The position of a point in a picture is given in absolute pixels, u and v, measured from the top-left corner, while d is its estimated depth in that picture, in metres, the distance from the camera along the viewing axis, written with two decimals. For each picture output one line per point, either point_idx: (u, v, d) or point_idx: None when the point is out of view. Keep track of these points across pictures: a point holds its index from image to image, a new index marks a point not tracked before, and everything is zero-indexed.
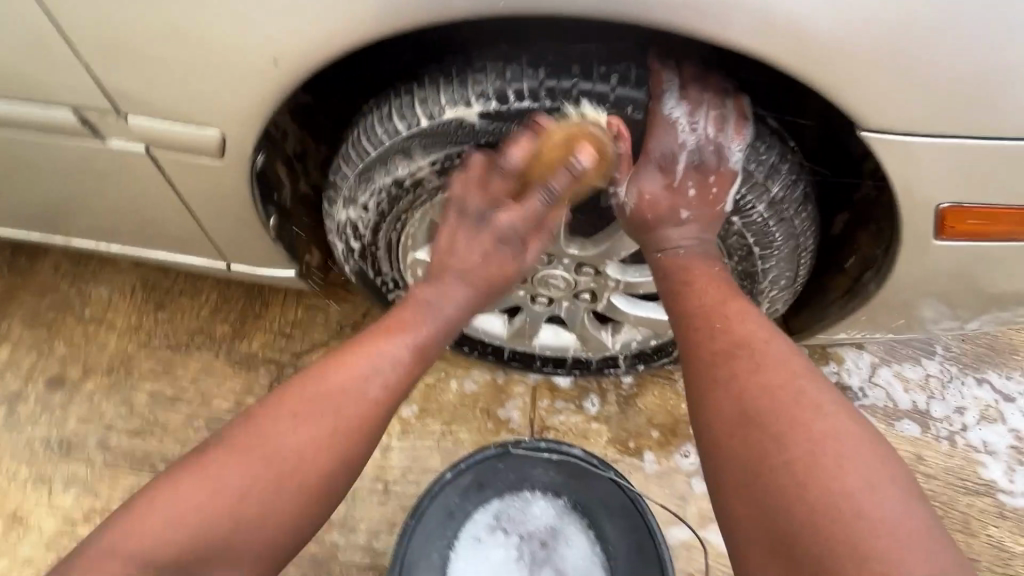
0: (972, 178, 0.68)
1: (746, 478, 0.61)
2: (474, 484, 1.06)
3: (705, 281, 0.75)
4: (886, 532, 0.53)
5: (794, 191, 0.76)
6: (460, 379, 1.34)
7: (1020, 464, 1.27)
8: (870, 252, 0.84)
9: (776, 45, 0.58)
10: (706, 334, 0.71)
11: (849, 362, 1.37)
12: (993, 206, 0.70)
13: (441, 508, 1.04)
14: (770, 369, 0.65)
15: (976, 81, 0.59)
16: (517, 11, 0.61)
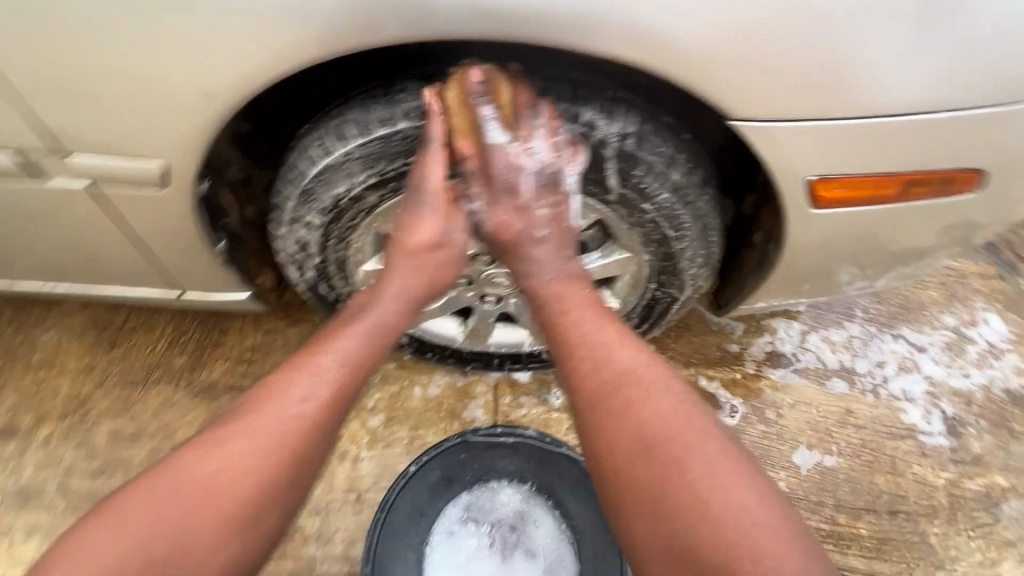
0: (835, 155, 0.79)
1: (637, 492, 0.70)
2: (441, 481, 1.12)
3: (579, 315, 0.82)
4: (740, 511, 0.65)
5: (692, 177, 0.86)
6: (424, 385, 1.39)
7: (936, 408, 1.40)
8: (771, 226, 0.95)
9: (649, 53, 0.68)
10: (594, 371, 0.77)
11: (782, 332, 1.49)
12: (854, 175, 0.82)
13: (409, 505, 1.09)
14: (635, 388, 0.75)
15: (822, 71, 0.69)
16: (423, 37, 0.68)
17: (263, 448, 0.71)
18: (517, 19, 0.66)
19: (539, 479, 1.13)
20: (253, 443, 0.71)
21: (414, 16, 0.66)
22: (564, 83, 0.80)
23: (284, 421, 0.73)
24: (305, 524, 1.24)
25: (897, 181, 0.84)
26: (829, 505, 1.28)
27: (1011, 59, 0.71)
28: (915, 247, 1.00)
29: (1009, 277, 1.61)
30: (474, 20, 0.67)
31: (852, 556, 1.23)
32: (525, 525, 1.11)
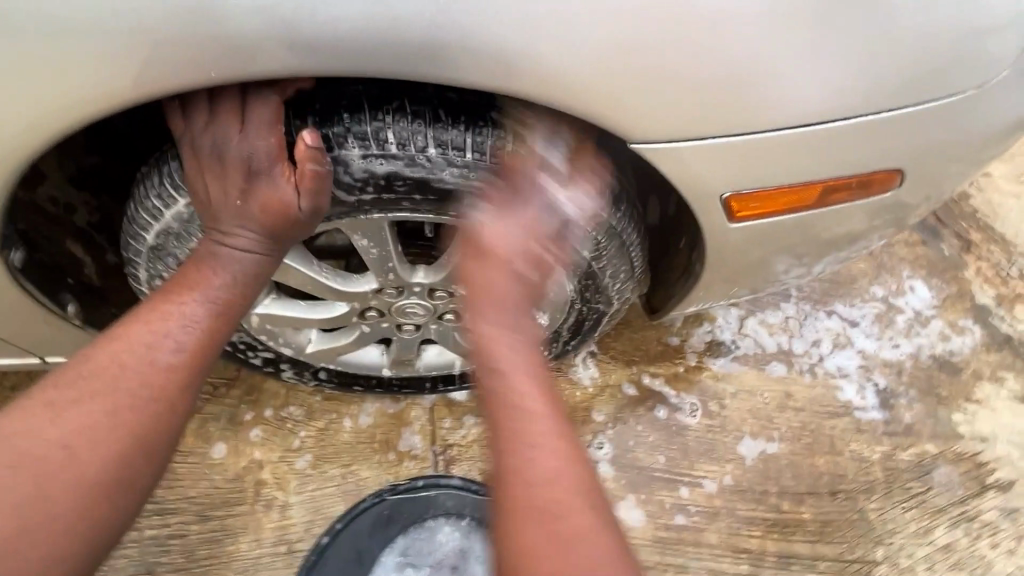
0: (748, 168, 0.73)
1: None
2: (377, 525, 1.17)
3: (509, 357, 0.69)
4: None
5: (600, 195, 0.79)
6: (354, 416, 1.29)
7: (869, 381, 1.43)
8: (693, 233, 0.89)
9: (514, 78, 0.61)
10: (515, 483, 0.62)
11: (720, 319, 1.47)
12: (769, 189, 0.77)
13: (345, 552, 1.15)
14: (550, 472, 0.62)
15: (716, 85, 0.64)
16: (238, 74, 0.61)
17: (87, 420, 0.61)
18: (347, 51, 0.59)
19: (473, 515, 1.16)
20: (73, 413, 0.61)
21: (222, 49, 0.58)
22: (437, 105, 0.72)
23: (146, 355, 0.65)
24: None
25: (815, 190, 0.80)
26: (773, 494, 1.28)
27: (900, 60, 0.68)
28: (838, 239, 0.97)
29: (932, 243, 1.65)
30: (297, 54, 0.59)
31: (798, 542, 1.23)
32: (464, 561, 1.13)
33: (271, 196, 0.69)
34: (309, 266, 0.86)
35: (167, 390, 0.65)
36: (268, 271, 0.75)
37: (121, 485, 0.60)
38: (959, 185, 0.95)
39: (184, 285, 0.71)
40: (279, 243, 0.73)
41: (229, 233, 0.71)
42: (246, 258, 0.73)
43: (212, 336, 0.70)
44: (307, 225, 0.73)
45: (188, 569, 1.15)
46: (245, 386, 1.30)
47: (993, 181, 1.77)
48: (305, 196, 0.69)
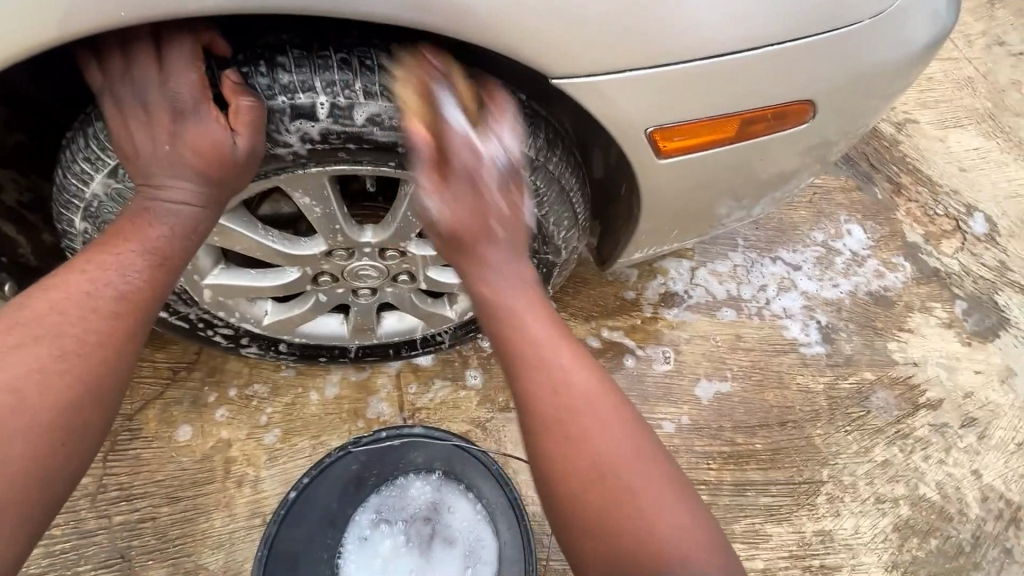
0: (664, 102, 0.78)
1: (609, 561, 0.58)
2: (349, 485, 1.10)
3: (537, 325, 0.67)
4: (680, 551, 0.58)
5: (534, 139, 0.81)
6: (320, 388, 1.30)
7: (812, 319, 1.52)
8: (628, 177, 0.94)
9: (434, 16, 0.65)
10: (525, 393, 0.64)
11: (673, 272, 1.54)
12: (692, 122, 0.82)
13: (314, 517, 1.07)
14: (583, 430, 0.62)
15: (621, 19, 0.70)
16: (150, 16, 0.61)
17: (33, 367, 0.58)
18: None
19: (447, 465, 1.12)
20: (16, 359, 0.58)
21: None
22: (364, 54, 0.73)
23: (85, 298, 0.63)
24: (208, 561, 1.14)
25: (736, 122, 0.85)
26: (728, 429, 1.35)
27: None
28: (770, 177, 1.03)
29: (866, 187, 1.74)
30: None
31: (752, 470, 1.31)
32: (440, 513, 1.09)
33: (205, 139, 0.67)
34: (254, 230, 0.86)
35: (117, 337, 0.64)
36: (209, 221, 0.73)
37: (73, 433, 0.58)
38: (875, 120, 1.02)
39: (122, 234, 0.68)
40: (221, 192, 0.71)
41: (164, 183, 0.69)
42: (185, 208, 0.70)
43: (155, 286, 0.68)
44: (250, 173, 0.72)
45: (162, 550, 1.15)
46: (206, 368, 1.30)
47: (920, 127, 1.88)
48: (243, 139, 0.68)
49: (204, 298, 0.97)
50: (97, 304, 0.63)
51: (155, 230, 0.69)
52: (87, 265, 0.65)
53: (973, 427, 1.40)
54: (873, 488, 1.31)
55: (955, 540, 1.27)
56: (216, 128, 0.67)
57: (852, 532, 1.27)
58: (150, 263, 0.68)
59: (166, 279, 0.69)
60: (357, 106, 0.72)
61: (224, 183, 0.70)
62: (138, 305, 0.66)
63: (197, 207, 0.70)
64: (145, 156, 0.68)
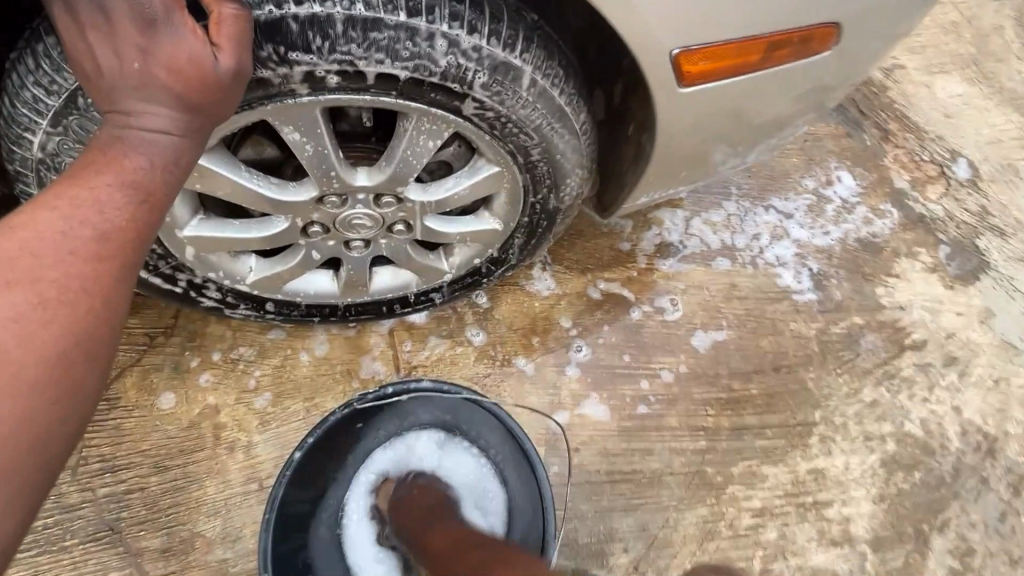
0: (691, 19, 0.74)
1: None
2: (353, 445, 1.18)
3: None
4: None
5: (546, 65, 0.75)
6: (309, 348, 1.25)
7: (804, 267, 1.52)
8: (642, 113, 0.89)
9: None
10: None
11: (667, 222, 1.51)
12: (718, 43, 0.78)
13: (319, 475, 1.15)
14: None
15: None
16: None
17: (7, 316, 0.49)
18: None
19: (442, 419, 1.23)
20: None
21: None
22: None
23: (61, 240, 0.53)
24: (204, 529, 1.10)
25: (760, 46, 0.81)
26: (724, 375, 1.36)
27: None
28: (782, 116, 1.00)
29: (855, 134, 1.73)
30: None
31: (748, 414, 1.33)
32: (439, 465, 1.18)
33: (179, 53, 0.56)
34: (237, 173, 0.78)
35: (102, 285, 0.55)
36: (191, 154, 0.61)
37: (65, 396, 0.51)
38: (871, 70, 1.02)
39: (90, 165, 0.57)
40: (202, 119, 0.60)
41: (134, 108, 0.58)
42: (160, 138, 0.59)
43: (139, 229, 0.58)
44: (235, 99, 0.62)
45: (154, 520, 1.10)
46: (185, 333, 1.23)
47: (908, 73, 1.86)
48: (226, 55, 0.59)
49: (181, 252, 0.89)
50: (78, 248, 0.54)
51: (133, 163, 0.58)
52: (56, 201, 0.55)
53: (954, 366, 1.45)
54: (862, 427, 1.35)
55: (937, 471, 1.33)
56: (195, 41, 0.57)
57: (843, 469, 1.31)
58: (130, 202, 0.57)
59: (151, 220, 0.59)
60: (355, 19, 0.65)
61: (208, 108, 0.59)
62: (122, 249, 0.57)
63: (177, 136, 0.59)
64: (110, 76, 0.57)
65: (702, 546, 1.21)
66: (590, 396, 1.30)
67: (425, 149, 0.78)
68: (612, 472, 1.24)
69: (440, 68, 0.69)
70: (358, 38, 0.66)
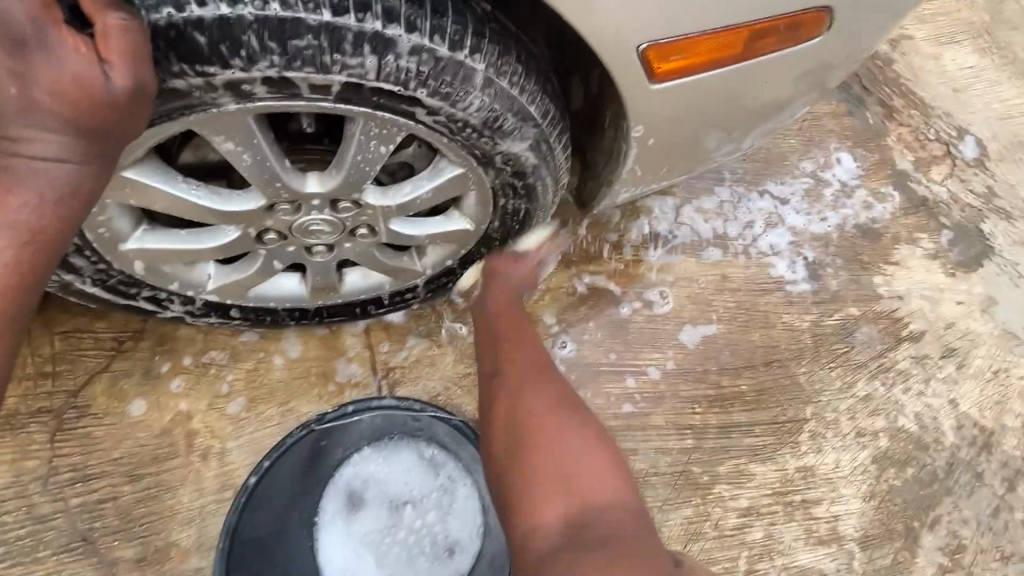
0: (658, 11, 0.68)
1: (541, 507, 0.70)
2: (312, 459, 1.11)
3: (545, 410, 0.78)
4: (610, 502, 0.70)
5: (503, 63, 0.69)
6: (283, 351, 1.21)
7: (799, 256, 1.46)
8: (616, 107, 0.83)
9: None
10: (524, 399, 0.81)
11: (656, 211, 1.44)
12: (690, 37, 0.72)
13: (280, 500, 1.08)
14: (542, 421, 0.76)
15: None
16: None
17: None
18: None
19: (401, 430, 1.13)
20: None
21: None
22: None
23: None
24: (179, 538, 1.08)
25: (740, 37, 0.76)
26: (713, 372, 1.32)
27: None
28: (772, 104, 0.93)
29: (857, 112, 1.64)
30: None
31: (736, 412, 1.30)
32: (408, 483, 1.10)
33: (61, 76, 0.55)
34: (174, 186, 0.74)
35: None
36: (91, 179, 0.62)
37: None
38: (880, 44, 0.94)
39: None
40: (98, 145, 0.60)
41: (17, 135, 0.57)
42: (53, 167, 0.59)
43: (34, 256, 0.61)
44: (139, 116, 0.61)
45: (127, 530, 1.08)
46: (155, 337, 1.19)
47: (915, 45, 1.75)
48: (118, 72, 0.57)
49: (129, 264, 0.84)
50: None
51: (24, 192, 0.59)
52: None
53: (952, 357, 1.41)
54: (854, 423, 1.31)
55: (930, 467, 1.30)
56: (83, 63, 0.55)
57: (833, 466, 1.28)
58: (22, 230, 0.60)
59: (49, 244, 0.62)
60: (271, 23, 0.61)
61: (103, 132, 0.59)
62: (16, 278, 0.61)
63: (71, 164, 0.60)
64: None
65: (688, 546, 1.19)
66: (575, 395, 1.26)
67: (377, 156, 0.74)
68: None
69: (380, 72, 0.65)
70: (278, 45, 0.62)
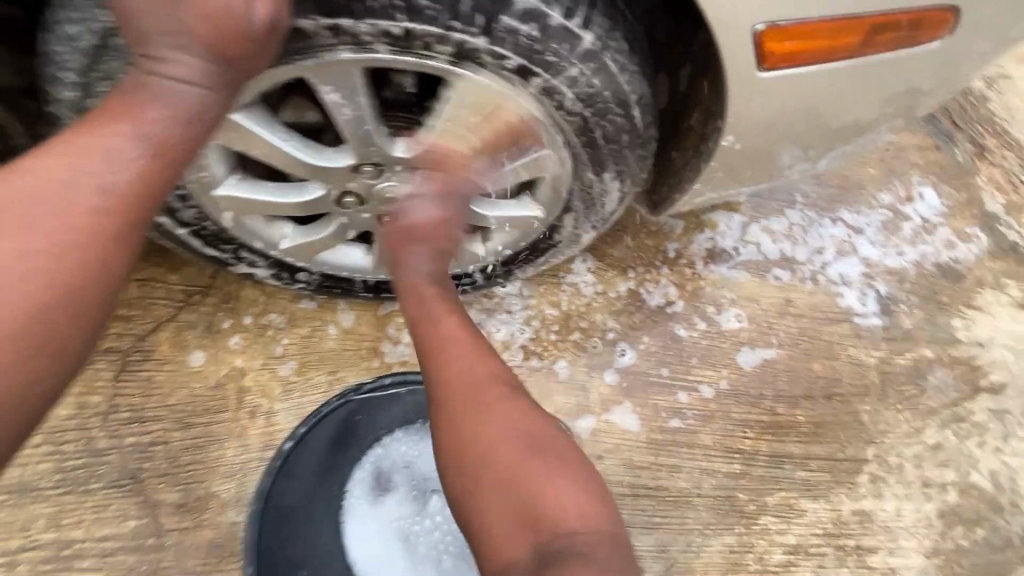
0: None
1: (502, 547, 0.62)
2: (339, 436, 1.02)
3: (489, 423, 0.67)
4: (582, 525, 0.62)
5: (610, 37, 0.70)
6: (338, 321, 1.24)
7: (871, 288, 1.39)
8: (710, 102, 0.83)
9: None
10: (452, 426, 0.69)
11: (721, 226, 1.41)
12: (806, 23, 0.72)
13: (305, 476, 1.00)
14: (495, 438, 0.66)
15: None
16: None
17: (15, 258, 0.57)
18: None
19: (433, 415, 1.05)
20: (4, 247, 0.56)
21: None
22: None
23: (74, 186, 0.60)
24: (220, 490, 1.11)
25: (857, 30, 0.75)
26: (769, 397, 1.26)
27: None
28: (873, 118, 0.91)
29: (946, 147, 1.56)
30: None
31: (791, 442, 1.23)
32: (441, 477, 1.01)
33: (215, 3, 0.61)
34: (272, 133, 0.77)
35: (111, 234, 0.61)
36: (219, 107, 0.66)
37: (50, 341, 0.58)
38: (973, 74, 0.93)
39: (110, 115, 0.63)
40: (231, 72, 0.64)
41: (162, 56, 0.63)
42: (186, 88, 0.63)
43: (155, 172, 0.64)
44: (269, 51, 0.66)
45: (172, 475, 1.11)
46: (220, 294, 1.23)
47: (1015, 84, 1.66)
48: (261, 7, 0.62)
49: (217, 211, 0.88)
50: (88, 193, 0.60)
51: (165, 112, 0.63)
52: (77, 140, 0.61)
53: None
54: (920, 471, 1.22)
55: (1003, 531, 1.19)
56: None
57: (893, 515, 1.19)
58: (152, 144, 0.63)
59: (175, 161, 0.65)
60: None
61: (236, 60, 0.64)
62: (137, 196, 0.63)
63: (205, 89, 0.64)
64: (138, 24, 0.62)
65: None
66: (622, 403, 1.23)
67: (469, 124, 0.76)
68: (636, 486, 1.17)
69: (490, 35, 0.67)
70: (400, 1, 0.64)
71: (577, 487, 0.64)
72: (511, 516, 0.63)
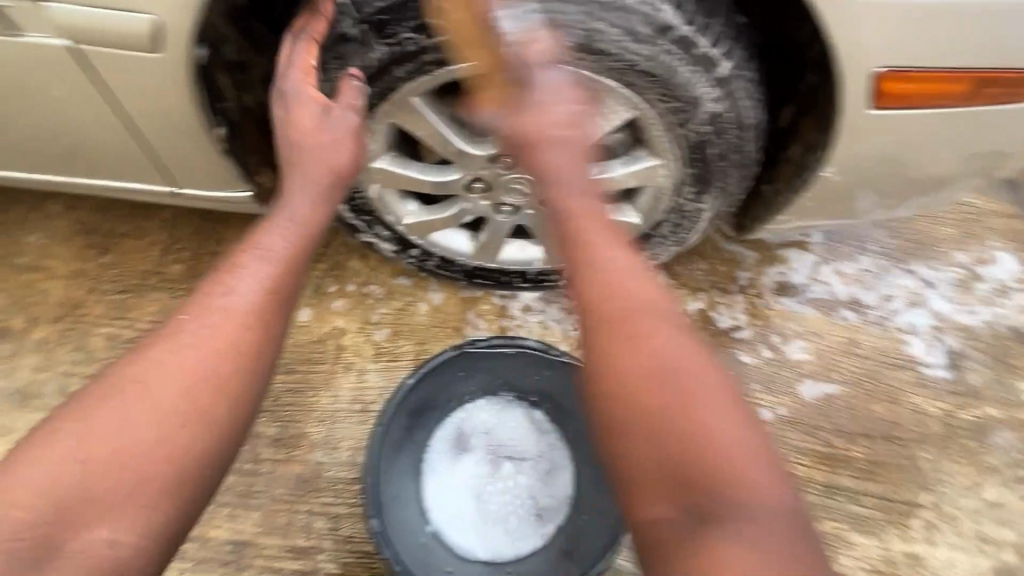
0: (902, 39, 0.78)
1: (651, 499, 0.57)
2: (436, 392, 1.12)
3: (640, 354, 0.60)
4: (763, 498, 0.54)
5: (740, 69, 0.85)
6: (429, 300, 1.36)
7: (940, 341, 1.41)
8: (814, 136, 0.93)
9: None
10: (600, 357, 0.62)
11: (793, 262, 1.46)
12: (922, 70, 0.81)
13: (405, 423, 1.09)
14: (653, 365, 0.59)
15: None
16: None
17: (153, 394, 0.63)
18: None
19: (516, 390, 1.15)
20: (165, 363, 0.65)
21: None
22: None
23: (220, 308, 0.69)
24: (311, 432, 1.23)
25: (964, 84, 0.84)
26: (827, 430, 1.30)
27: None
28: (965, 171, 0.98)
29: None
30: None
31: (845, 475, 1.26)
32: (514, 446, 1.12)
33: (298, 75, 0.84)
34: (439, 119, 0.96)
35: (251, 344, 0.69)
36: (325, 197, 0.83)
37: (207, 431, 0.64)
38: None
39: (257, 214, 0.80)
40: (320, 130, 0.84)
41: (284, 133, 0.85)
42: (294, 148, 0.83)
43: (287, 275, 0.75)
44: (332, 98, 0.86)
45: (273, 412, 1.25)
46: (330, 262, 1.38)
47: None
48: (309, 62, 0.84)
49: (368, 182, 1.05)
50: (230, 313, 0.69)
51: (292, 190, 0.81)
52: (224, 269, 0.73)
53: None
54: (977, 526, 1.23)
55: None
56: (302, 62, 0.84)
57: (945, 564, 1.20)
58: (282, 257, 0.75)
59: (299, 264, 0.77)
60: None
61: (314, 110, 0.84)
62: (270, 306, 0.71)
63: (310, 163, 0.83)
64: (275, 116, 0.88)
65: None
66: None
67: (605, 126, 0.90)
68: None
69: (647, 51, 0.81)
70: None
71: (749, 441, 0.57)
72: (678, 455, 0.56)
